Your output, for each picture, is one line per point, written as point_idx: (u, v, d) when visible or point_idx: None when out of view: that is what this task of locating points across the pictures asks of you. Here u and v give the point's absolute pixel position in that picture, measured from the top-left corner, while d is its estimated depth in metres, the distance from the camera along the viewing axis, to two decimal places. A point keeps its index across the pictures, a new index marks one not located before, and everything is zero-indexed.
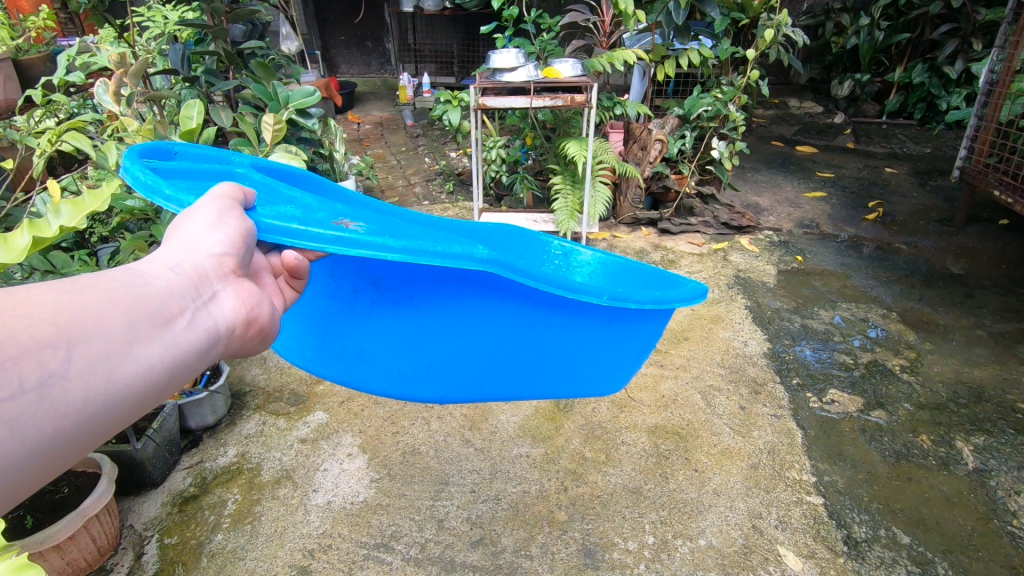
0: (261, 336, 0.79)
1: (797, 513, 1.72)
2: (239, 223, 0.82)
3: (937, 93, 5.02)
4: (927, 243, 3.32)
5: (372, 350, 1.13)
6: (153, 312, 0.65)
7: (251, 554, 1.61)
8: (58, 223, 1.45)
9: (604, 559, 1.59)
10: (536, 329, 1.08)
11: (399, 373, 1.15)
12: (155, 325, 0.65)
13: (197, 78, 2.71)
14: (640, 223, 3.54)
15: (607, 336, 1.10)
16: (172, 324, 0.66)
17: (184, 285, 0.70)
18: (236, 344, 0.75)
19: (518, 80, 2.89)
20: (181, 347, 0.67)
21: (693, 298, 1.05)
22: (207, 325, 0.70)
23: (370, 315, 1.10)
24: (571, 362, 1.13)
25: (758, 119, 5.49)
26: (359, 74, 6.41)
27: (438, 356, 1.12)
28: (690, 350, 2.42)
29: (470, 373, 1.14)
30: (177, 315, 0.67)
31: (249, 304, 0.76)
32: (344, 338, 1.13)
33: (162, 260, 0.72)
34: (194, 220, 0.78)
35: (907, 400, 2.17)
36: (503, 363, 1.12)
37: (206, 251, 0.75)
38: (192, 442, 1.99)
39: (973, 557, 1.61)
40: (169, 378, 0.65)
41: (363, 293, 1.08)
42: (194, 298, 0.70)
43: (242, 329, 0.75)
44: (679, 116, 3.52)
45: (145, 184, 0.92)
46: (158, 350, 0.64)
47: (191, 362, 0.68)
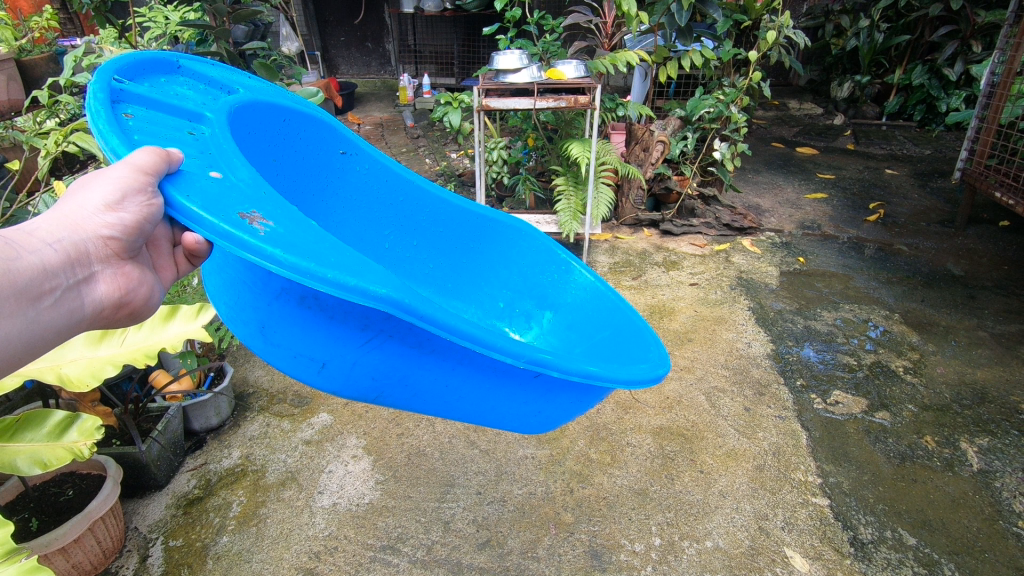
0: (136, 314, 0.84)
1: (804, 514, 1.72)
2: (141, 208, 0.74)
3: (936, 94, 5.03)
4: (928, 244, 3.33)
5: (275, 332, 0.94)
6: (18, 291, 0.70)
7: (256, 556, 1.61)
8: None
9: (611, 561, 1.59)
10: (459, 372, 0.97)
11: (296, 360, 0.96)
12: (18, 302, 0.70)
13: None
14: (642, 224, 3.56)
15: (531, 390, 1.01)
16: (39, 303, 0.71)
17: (59, 264, 0.73)
18: (105, 319, 0.81)
19: (521, 80, 2.88)
20: (41, 324, 0.72)
21: (630, 381, 1.01)
22: (73, 305, 0.75)
23: (276, 299, 0.89)
24: (487, 404, 1.04)
25: (757, 121, 5.51)
26: (359, 75, 6.40)
27: (342, 358, 0.93)
28: (694, 351, 2.43)
29: (374, 386, 0.98)
30: (45, 293, 0.72)
31: (123, 289, 0.79)
32: (245, 307, 0.94)
33: (44, 229, 0.73)
34: (91, 191, 0.75)
35: (911, 401, 2.17)
36: (413, 387, 0.99)
37: (93, 231, 0.75)
38: (196, 444, 1.99)
39: (979, 558, 1.61)
40: (27, 349, 0.72)
41: (273, 275, 0.86)
42: (68, 277, 0.74)
43: (113, 310, 0.80)
44: (681, 117, 3.54)
45: (92, 105, 0.82)
46: (17, 326, 0.70)
47: (52, 336, 0.74)
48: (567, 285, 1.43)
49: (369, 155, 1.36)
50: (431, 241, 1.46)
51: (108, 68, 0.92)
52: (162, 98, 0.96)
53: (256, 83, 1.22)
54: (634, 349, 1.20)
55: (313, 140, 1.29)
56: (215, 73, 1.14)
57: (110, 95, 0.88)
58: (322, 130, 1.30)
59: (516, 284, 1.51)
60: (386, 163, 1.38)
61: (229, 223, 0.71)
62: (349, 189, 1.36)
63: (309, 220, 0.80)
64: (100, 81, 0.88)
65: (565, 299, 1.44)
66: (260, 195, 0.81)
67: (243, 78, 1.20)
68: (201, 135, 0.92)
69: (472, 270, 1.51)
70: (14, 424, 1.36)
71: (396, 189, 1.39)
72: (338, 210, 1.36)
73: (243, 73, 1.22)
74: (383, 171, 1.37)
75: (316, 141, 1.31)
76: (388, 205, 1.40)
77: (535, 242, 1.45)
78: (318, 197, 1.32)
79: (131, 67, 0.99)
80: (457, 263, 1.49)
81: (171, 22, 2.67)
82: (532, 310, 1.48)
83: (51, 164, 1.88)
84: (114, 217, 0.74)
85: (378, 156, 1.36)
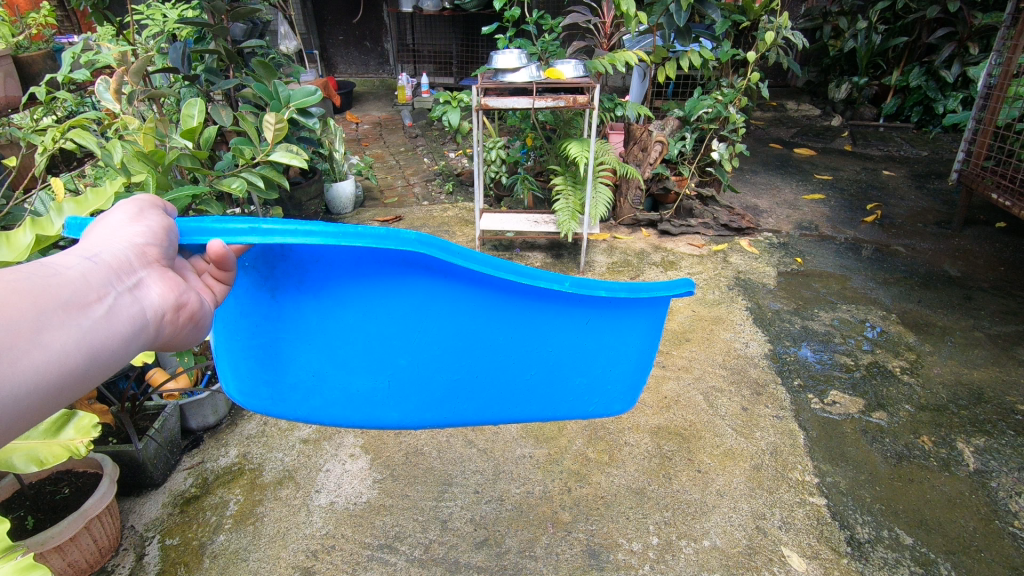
0: (192, 326, 0.76)
1: (801, 513, 1.72)
2: (160, 218, 0.76)
3: (933, 96, 5.05)
4: (925, 245, 3.35)
5: (334, 368, 0.97)
6: (67, 301, 0.62)
7: (253, 554, 1.60)
8: (61, 222, 1.45)
9: (609, 560, 1.59)
10: (510, 334, 0.96)
11: (365, 388, 1.00)
12: (69, 312, 0.62)
13: (198, 78, 2.79)
14: (640, 224, 3.57)
15: (582, 334, 0.99)
16: (91, 310, 0.64)
17: (103, 273, 0.67)
18: (165, 332, 0.73)
19: (520, 80, 2.88)
20: (101, 333, 0.64)
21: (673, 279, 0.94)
22: (131, 312, 0.68)
23: (318, 327, 0.93)
24: (553, 363, 1.01)
25: (755, 121, 5.52)
26: (358, 74, 6.40)
27: (400, 364, 0.97)
28: (691, 351, 2.43)
29: (443, 383, 1.01)
30: (95, 301, 0.65)
31: (176, 291, 0.73)
32: (298, 361, 0.96)
33: (77, 252, 0.68)
34: (110, 216, 0.73)
35: (908, 401, 2.18)
36: (477, 371, 1.00)
37: (127, 241, 0.71)
38: (192, 442, 1.98)
39: (975, 558, 1.61)
40: (88, 366, 0.63)
41: (305, 301, 0.90)
42: (116, 285, 0.67)
43: (171, 317, 0.73)
44: (679, 117, 3.54)
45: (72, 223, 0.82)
46: (72, 337, 0.62)
47: (116, 347, 0.66)
48: None
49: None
50: None
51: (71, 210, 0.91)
52: None
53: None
54: None
55: None
56: None
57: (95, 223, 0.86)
58: None
59: None
60: None
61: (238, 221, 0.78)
62: None
63: None
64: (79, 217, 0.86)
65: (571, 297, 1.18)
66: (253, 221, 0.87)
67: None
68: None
69: None
70: None
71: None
72: None
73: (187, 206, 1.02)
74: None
75: None
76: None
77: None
78: None
79: None
80: None
81: (171, 18, 2.67)
82: None
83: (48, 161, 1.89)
84: (141, 227, 0.73)
85: None
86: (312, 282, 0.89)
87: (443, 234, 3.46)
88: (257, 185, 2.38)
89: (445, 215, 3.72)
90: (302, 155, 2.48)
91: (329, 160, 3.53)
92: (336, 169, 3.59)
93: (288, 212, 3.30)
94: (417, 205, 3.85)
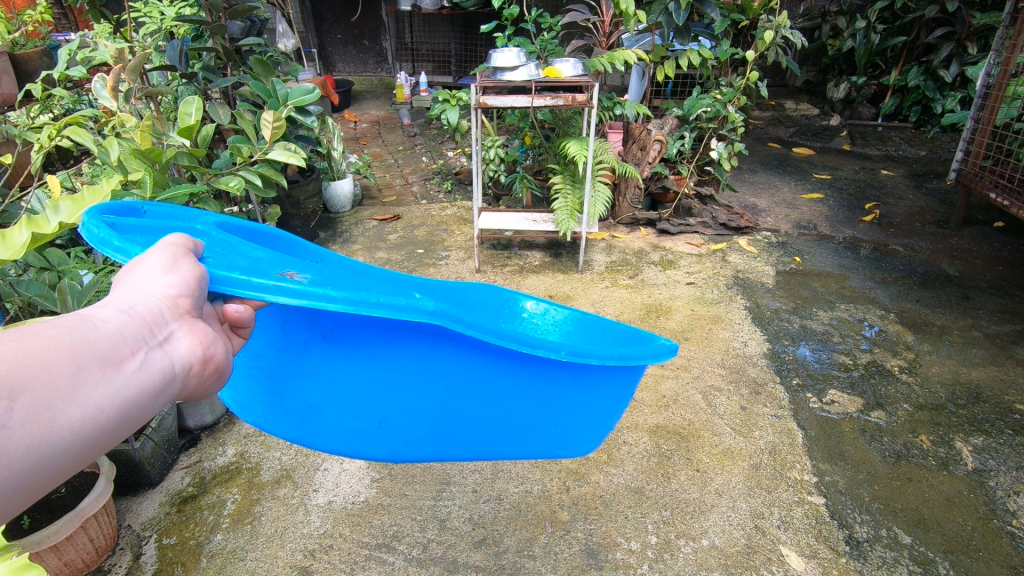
0: (224, 376, 0.72)
1: (799, 513, 1.72)
2: (195, 267, 0.73)
3: (931, 96, 5.05)
4: (923, 245, 3.35)
5: (326, 407, 0.99)
6: (104, 355, 0.58)
7: (250, 554, 1.59)
8: (58, 219, 1.44)
9: (607, 559, 1.58)
10: (498, 389, 0.97)
11: (351, 427, 1.02)
12: (107, 368, 0.58)
13: (195, 75, 2.78)
14: (639, 223, 3.57)
15: (568, 391, 0.98)
16: (128, 365, 0.60)
17: (141, 324, 0.63)
18: (197, 384, 0.68)
19: (519, 78, 2.87)
20: (137, 389, 0.60)
21: (660, 353, 0.93)
22: (167, 365, 0.63)
23: (319, 359, 0.95)
24: (534, 420, 1.01)
25: (754, 121, 5.53)
26: (356, 73, 6.38)
27: (392, 410, 1.00)
28: (690, 350, 2.43)
29: (428, 430, 1.02)
30: (130, 356, 0.60)
31: (213, 342, 0.68)
32: (296, 393, 0.99)
33: (116, 302, 0.64)
34: (146, 266, 0.69)
35: (906, 400, 2.18)
36: (462, 420, 1.00)
37: (164, 291, 0.67)
38: (190, 441, 1.98)
39: (973, 557, 1.61)
40: (120, 425, 0.58)
41: (313, 334, 0.92)
42: (152, 336, 0.63)
43: (201, 371, 0.67)
44: (678, 116, 3.54)
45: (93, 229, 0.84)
46: (107, 394, 0.57)
47: (150, 404, 0.61)
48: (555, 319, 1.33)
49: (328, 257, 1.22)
50: None
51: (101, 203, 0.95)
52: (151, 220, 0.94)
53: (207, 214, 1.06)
54: (633, 338, 1.15)
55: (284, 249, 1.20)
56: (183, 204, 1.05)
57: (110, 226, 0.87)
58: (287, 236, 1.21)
59: None
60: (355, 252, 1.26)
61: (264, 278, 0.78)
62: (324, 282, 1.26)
63: (334, 268, 0.91)
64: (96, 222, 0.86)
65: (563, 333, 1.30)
66: (280, 259, 0.88)
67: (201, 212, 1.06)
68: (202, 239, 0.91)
69: None
70: None
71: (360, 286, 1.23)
72: None
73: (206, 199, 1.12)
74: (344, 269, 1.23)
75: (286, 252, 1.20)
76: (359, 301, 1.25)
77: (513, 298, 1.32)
78: None
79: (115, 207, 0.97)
80: None
81: (168, 17, 2.71)
82: None
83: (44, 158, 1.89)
84: (176, 276, 0.70)
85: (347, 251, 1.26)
86: (326, 321, 0.91)
87: (441, 233, 3.45)
88: (255, 184, 2.37)
89: (444, 213, 3.72)
90: (300, 154, 2.49)
91: (327, 159, 3.52)
92: (333, 167, 3.58)
93: (286, 211, 3.24)
94: (415, 204, 3.85)
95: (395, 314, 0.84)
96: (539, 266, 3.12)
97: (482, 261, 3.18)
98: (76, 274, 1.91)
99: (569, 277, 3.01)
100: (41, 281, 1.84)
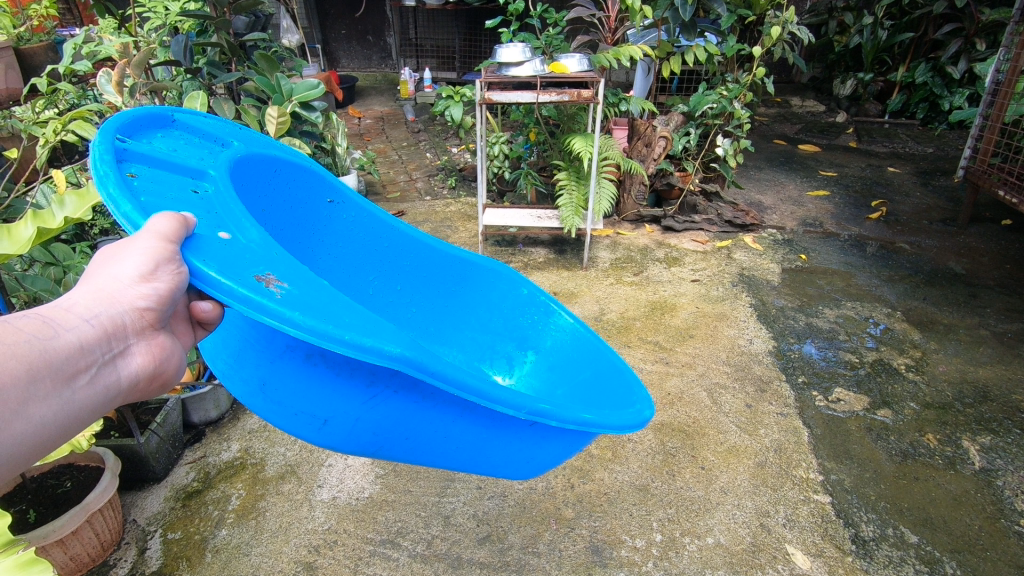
0: (167, 384, 0.78)
1: (805, 511, 1.71)
2: (172, 278, 0.73)
3: (939, 92, 5.01)
4: (930, 243, 3.32)
5: (275, 391, 0.95)
6: (54, 370, 0.65)
7: (255, 549, 1.59)
8: (63, 214, 1.44)
9: (611, 557, 1.58)
10: (457, 424, 0.99)
11: (296, 417, 0.98)
12: (54, 383, 0.65)
13: (200, 70, 2.78)
14: (644, 221, 3.55)
15: (526, 438, 1.03)
16: (74, 382, 0.66)
17: (97, 339, 0.68)
18: (139, 391, 0.75)
19: (525, 74, 2.85)
20: (77, 404, 0.67)
21: (622, 427, 1.04)
22: (110, 381, 0.70)
23: (280, 356, 0.91)
24: (485, 453, 1.05)
25: (760, 118, 5.50)
26: (360, 69, 6.36)
27: (344, 414, 0.96)
28: (695, 347, 2.42)
29: (375, 441, 1.01)
30: (80, 371, 0.67)
31: (160, 358, 0.75)
32: (250, 367, 0.95)
33: (80, 305, 0.69)
34: (124, 261, 0.71)
35: (913, 399, 2.16)
36: (414, 441, 1.01)
37: (128, 303, 0.71)
38: (194, 437, 1.98)
39: (981, 557, 1.60)
40: (60, 433, 0.67)
41: (279, 334, 0.88)
42: (103, 353, 0.69)
43: (146, 383, 0.74)
44: (684, 112, 3.52)
45: (100, 168, 0.82)
46: (53, 409, 0.65)
47: (89, 414, 0.69)
48: (546, 326, 1.42)
49: (357, 205, 1.33)
50: (416, 287, 1.43)
51: (110, 128, 0.92)
52: (166, 156, 0.96)
53: (250, 133, 1.20)
54: (617, 391, 1.22)
55: (301, 189, 1.26)
56: (208, 126, 1.11)
57: (115, 155, 0.88)
58: (310, 180, 1.27)
59: (494, 327, 1.48)
60: (373, 212, 1.35)
61: (246, 286, 0.74)
62: (334, 238, 1.32)
63: (319, 277, 0.83)
64: (104, 146, 0.87)
65: (547, 339, 1.42)
66: (270, 254, 0.83)
67: (236, 128, 1.19)
68: (205, 194, 0.92)
69: (449, 317, 1.48)
70: None
71: (382, 237, 1.36)
72: (319, 256, 1.30)
73: (236, 123, 1.20)
74: (370, 220, 1.34)
75: (304, 193, 1.27)
76: (371, 252, 1.37)
77: (523, 285, 1.43)
78: (305, 244, 1.27)
79: (128, 125, 0.98)
80: (438, 306, 1.47)
81: (172, 11, 2.70)
82: (512, 351, 1.47)
83: (49, 153, 1.89)
84: (149, 288, 0.71)
85: (366, 206, 1.33)
86: None
87: (445, 229, 3.45)
88: None
89: (448, 210, 3.71)
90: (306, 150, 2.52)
91: (330, 155, 3.51)
92: (338, 164, 3.56)
93: None
94: (419, 200, 3.84)
95: (360, 357, 0.78)
96: (543, 263, 3.11)
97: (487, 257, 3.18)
98: (80, 267, 1.96)
99: (573, 274, 3.00)
100: (47, 276, 1.86)
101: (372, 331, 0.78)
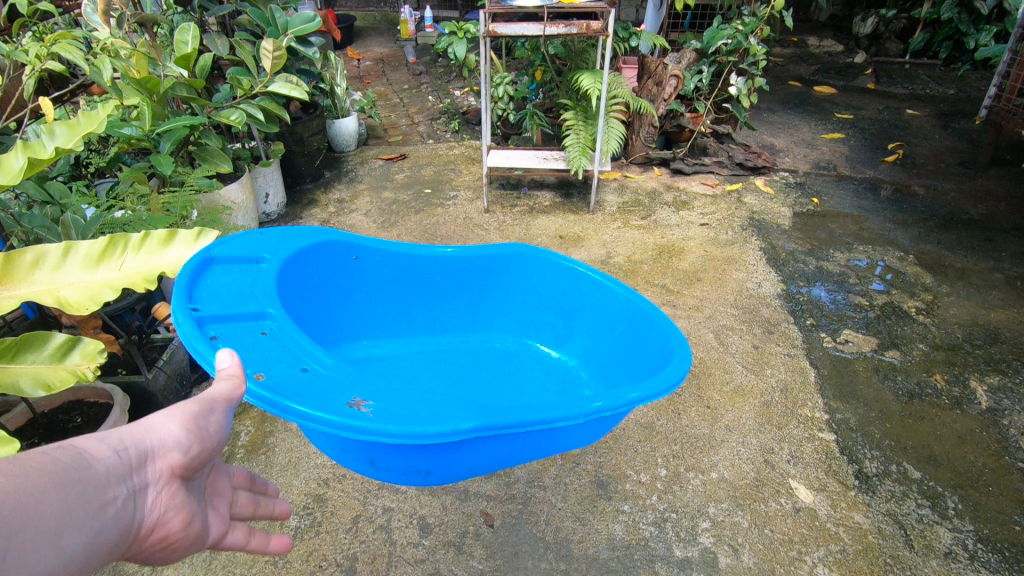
0: (177, 551, 0.67)
1: (809, 448, 1.72)
2: (216, 420, 0.70)
3: (965, 29, 4.76)
4: (947, 186, 3.23)
5: (384, 461, 1.18)
6: (88, 501, 0.55)
7: (266, 482, 1.62)
8: (52, 145, 1.40)
9: (616, 490, 1.60)
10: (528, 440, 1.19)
11: (408, 472, 1.23)
12: (87, 515, 0.55)
13: (191, 3, 2.68)
14: (652, 163, 3.45)
15: (586, 429, 1.22)
16: (106, 516, 0.57)
17: (132, 470, 0.61)
18: (147, 556, 0.63)
19: (531, 5, 2.70)
20: (100, 549, 0.56)
21: (666, 387, 1.16)
22: (134, 524, 0.60)
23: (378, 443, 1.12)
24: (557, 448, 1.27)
25: (774, 58, 5.28)
26: (357, 8, 6.09)
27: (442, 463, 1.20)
28: (703, 290, 2.39)
29: (470, 468, 1.25)
30: (111, 505, 0.58)
31: (184, 507, 0.66)
32: (358, 453, 1.18)
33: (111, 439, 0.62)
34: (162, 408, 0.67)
35: (922, 341, 2.15)
36: (500, 457, 1.24)
37: (171, 437, 0.65)
38: (202, 376, 1.99)
39: (983, 492, 1.62)
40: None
41: None
42: (136, 489, 0.61)
43: (153, 539, 0.63)
44: (697, 49, 3.37)
45: (192, 345, 0.98)
46: (81, 543, 0.54)
47: (104, 560, 0.57)
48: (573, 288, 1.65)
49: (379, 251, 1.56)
50: None
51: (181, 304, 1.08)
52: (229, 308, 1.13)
53: (270, 237, 1.38)
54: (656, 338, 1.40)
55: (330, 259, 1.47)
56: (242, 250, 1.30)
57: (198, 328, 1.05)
58: (334, 249, 1.48)
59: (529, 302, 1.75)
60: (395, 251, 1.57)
61: (344, 417, 0.93)
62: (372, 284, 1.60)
63: None
64: (184, 321, 1.03)
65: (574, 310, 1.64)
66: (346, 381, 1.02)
67: (258, 237, 1.37)
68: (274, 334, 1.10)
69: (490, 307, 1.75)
70: (12, 344, 1.19)
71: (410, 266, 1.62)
72: None
73: (255, 231, 1.38)
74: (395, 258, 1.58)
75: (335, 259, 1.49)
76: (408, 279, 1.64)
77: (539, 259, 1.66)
78: None
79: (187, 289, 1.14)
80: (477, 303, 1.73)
81: None
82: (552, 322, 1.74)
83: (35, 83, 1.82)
84: (192, 426, 0.67)
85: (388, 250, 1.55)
86: None
87: (449, 173, 3.37)
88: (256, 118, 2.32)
89: (451, 153, 3.62)
90: (303, 86, 2.42)
91: (330, 97, 3.41)
92: (337, 107, 3.48)
93: (289, 147, 3.12)
94: (422, 143, 3.75)
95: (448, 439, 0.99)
96: (549, 207, 3.05)
97: (491, 201, 3.12)
98: (78, 208, 1.87)
99: (579, 217, 2.95)
100: (42, 214, 1.81)
101: (444, 420, 0.98)
